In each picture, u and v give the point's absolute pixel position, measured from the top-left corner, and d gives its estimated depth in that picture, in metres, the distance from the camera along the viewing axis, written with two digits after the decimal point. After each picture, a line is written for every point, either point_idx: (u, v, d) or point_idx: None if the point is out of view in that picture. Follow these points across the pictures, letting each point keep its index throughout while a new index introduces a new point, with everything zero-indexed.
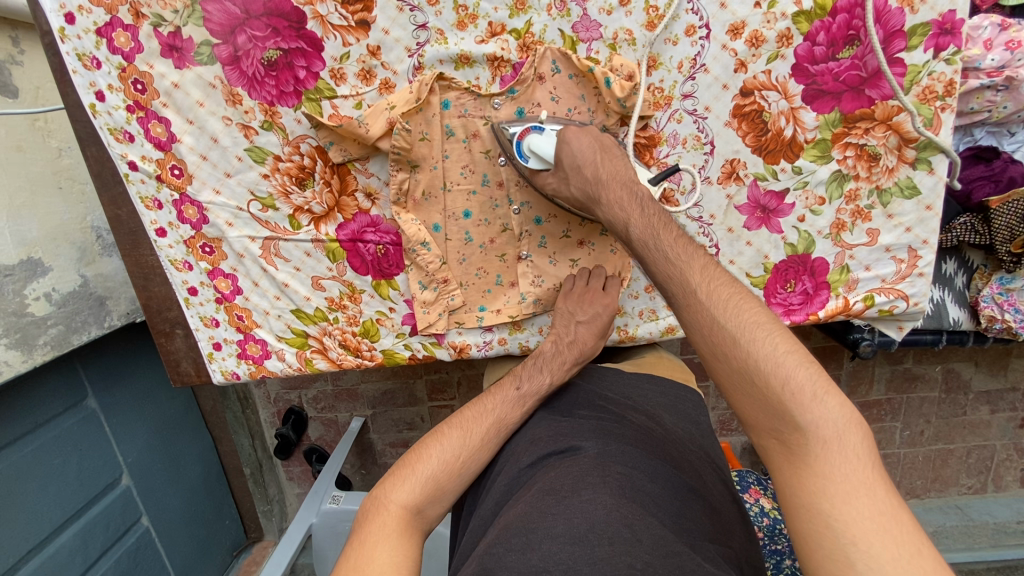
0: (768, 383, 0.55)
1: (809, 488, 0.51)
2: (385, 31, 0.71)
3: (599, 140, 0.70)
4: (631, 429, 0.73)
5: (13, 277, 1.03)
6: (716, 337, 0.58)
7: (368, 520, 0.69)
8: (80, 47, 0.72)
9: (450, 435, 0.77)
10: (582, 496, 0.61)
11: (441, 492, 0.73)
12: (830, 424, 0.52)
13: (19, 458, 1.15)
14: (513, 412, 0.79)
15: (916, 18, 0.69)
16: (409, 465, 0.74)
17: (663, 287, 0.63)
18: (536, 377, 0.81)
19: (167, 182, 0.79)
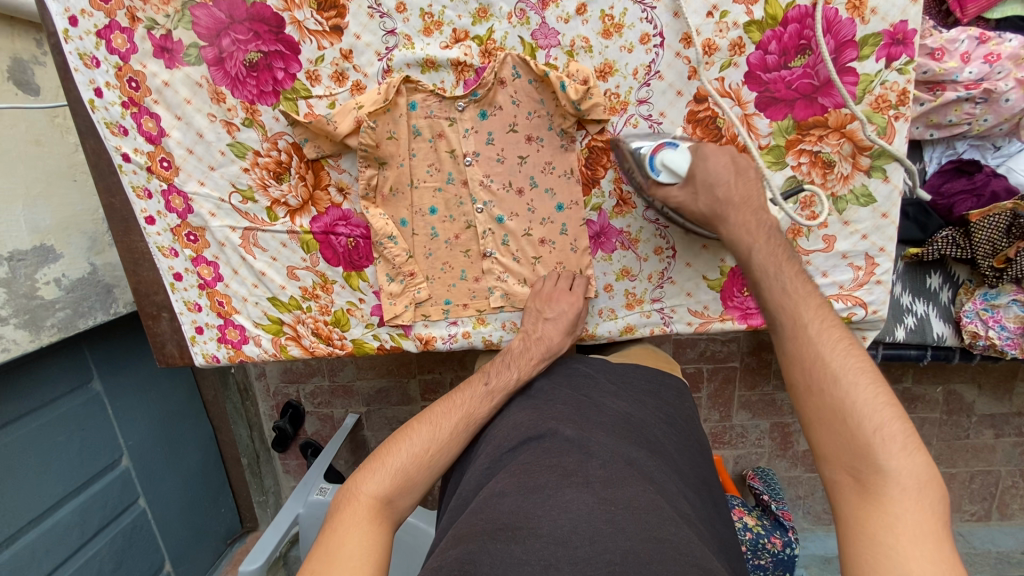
0: (861, 424, 0.56)
1: (876, 524, 0.52)
2: (357, 36, 0.76)
3: (735, 161, 0.71)
4: (607, 413, 0.76)
5: (25, 261, 1.10)
6: (815, 373, 0.59)
7: (341, 509, 0.71)
8: (81, 47, 0.79)
9: (419, 431, 0.77)
10: (564, 496, 0.62)
11: (412, 484, 0.74)
12: (911, 473, 0.53)
13: (24, 432, 1.21)
14: (483, 406, 0.81)
15: (867, 29, 0.70)
16: (379, 457, 0.75)
17: (769, 318, 0.65)
18: (504, 373, 0.82)
19: (156, 173, 0.85)
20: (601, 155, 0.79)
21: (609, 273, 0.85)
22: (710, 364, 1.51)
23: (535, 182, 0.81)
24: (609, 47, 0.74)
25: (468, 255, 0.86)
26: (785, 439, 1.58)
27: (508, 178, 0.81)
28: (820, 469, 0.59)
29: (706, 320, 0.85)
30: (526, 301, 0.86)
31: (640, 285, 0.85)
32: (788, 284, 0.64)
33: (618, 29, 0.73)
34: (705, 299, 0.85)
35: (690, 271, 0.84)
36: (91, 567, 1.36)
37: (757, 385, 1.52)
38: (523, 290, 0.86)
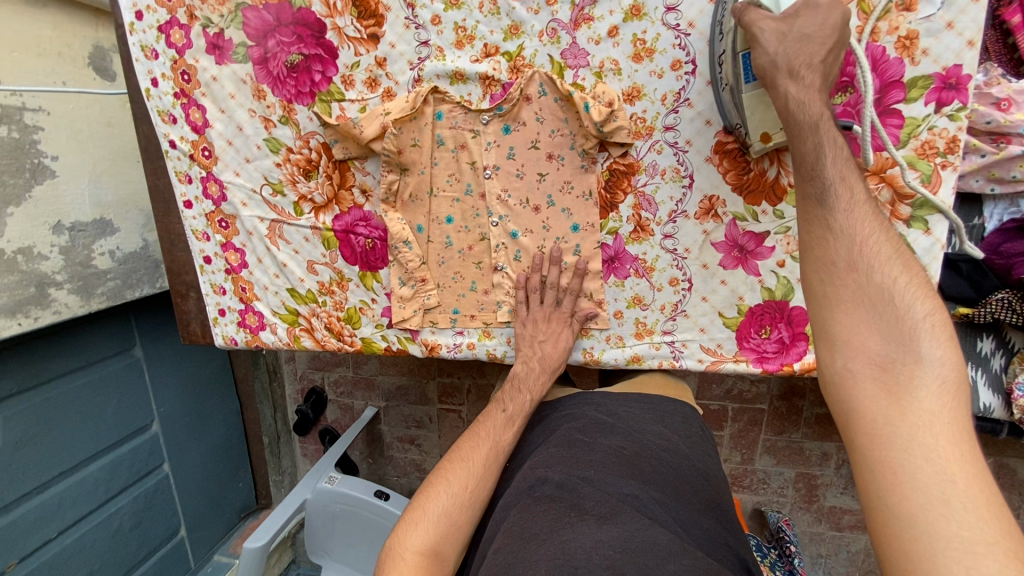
0: (906, 313, 0.52)
1: (912, 421, 0.49)
2: (392, 44, 0.78)
3: (843, 28, 0.56)
4: (598, 451, 0.72)
5: (85, 233, 1.19)
6: (865, 251, 0.54)
7: (386, 573, 0.65)
8: (144, 40, 0.86)
9: (453, 469, 0.74)
10: (564, 537, 0.58)
11: (458, 529, 0.70)
12: (953, 364, 0.50)
13: (67, 389, 1.30)
14: (506, 434, 0.80)
15: (916, 70, 0.66)
16: (420, 506, 0.71)
17: (816, 184, 0.56)
18: (518, 397, 0.82)
19: (198, 161, 0.90)
20: (621, 179, 0.77)
21: (620, 298, 0.83)
22: (736, 403, 1.45)
23: (552, 200, 0.80)
24: (639, 71, 0.72)
25: (488, 257, 0.85)
26: (811, 492, 1.49)
27: (525, 194, 0.81)
28: (835, 359, 0.55)
29: (719, 359, 0.81)
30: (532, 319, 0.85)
31: (652, 316, 0.82)
32: (846, 153, 0.56)
33: (650, 53, 0.71)
34: (719, 336, 0.81)
35: (706, 305, 0.80)
36: (112, 522, 1.44)
37: (785, 432, 1.44)
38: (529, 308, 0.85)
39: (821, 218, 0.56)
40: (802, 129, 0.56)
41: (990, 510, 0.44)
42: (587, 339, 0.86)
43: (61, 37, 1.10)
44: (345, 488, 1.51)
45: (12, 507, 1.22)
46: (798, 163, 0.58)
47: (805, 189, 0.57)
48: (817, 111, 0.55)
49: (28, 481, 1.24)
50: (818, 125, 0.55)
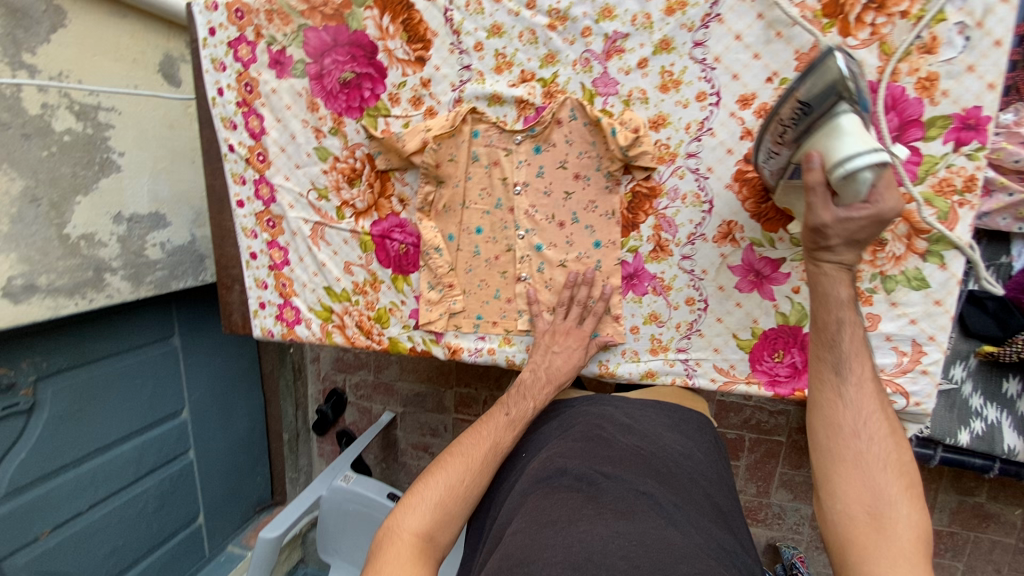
0: (895, 478, 0.62)
1: (889, 551, 0.58)
2: (436, 67, 0.84)
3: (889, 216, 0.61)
4: (616, 448, 0.75)
5: (141, 224, 1.28)
6: (867, 422, 0.64)
7: (383, 549, 0.70)
8: (215, 54, 0.96)
9: (452, 463, 0.78)
10: (581, 527, 0.61)
11: (451, 519, 0.73)
12: (922, 522, 0.60)
13: (110, 369, 1.39)
14: (507, 437, 0.82)
15: (936, 110, 0.69)
16: (416, 492, 0.76)
17: (835, 353, 0.66)
18: (521, 404, 0.84)
19: (252, 165, 0.98)
20: (644, 201, 0.81)
21: (637, 314, 0.86)
22: (753, 433, 1.44)
23: (577, 217, 0.84)
24: (665, 101, 0.77)
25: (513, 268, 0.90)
26: None
27: (552, 211, 0.85)
28: (832, 502, 0.64)
29: (731, 380, 0.83)
30: None
31: (667, 332, 0.85)
32: (861, 336, 0.66)
33: (676, 85, 0.76)
34: (732, 357, 0.83)
35: (720, 326, 0.83)
36: (137, 502, 1.51)
37: (802, 466, 1.42)
38: (551, 318, 0.89)
39: (834, 385, 0.66)
40: (827, 306, 0.66)
41: None
42: (603, 351, 0.89)
43: (136, 45, 1.21)
44: (360, 488, 1.56)
45: (51, 477, 1.29)
46: (820, 332, 0.68)
47: (823, 356, 0.67)
48: (843, 294, 0.66)
49: (68, 453, 1.32)
50: (843, 306, 0.65)
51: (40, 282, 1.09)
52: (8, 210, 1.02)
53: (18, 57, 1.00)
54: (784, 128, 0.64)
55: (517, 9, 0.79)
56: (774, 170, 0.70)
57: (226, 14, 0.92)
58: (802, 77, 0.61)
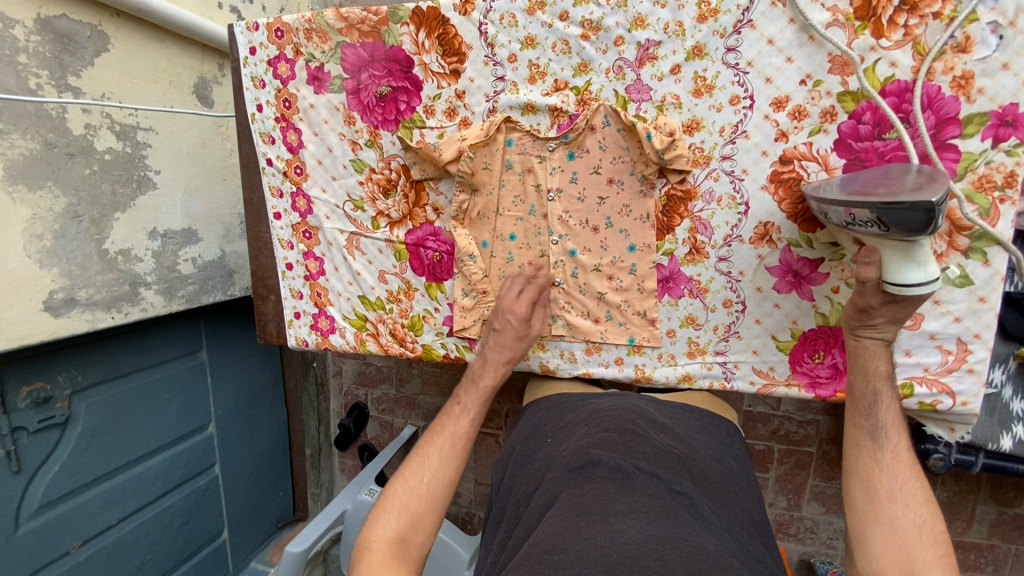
0: (930, 545, 0.61)
1: None
2: (471, 79, 0.87)
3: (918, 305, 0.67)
4: (652, 445, 0.71)
5: (174, 240, 1.32)
6: (903, 491, 0.65)
7: (357, 564, 0.68)
8: (255, 72, 0.99)
9: (412, 465, 0.78)
10: (613, 525, 0.58)
11: (421, 516, 0.73)
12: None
13: (141, 383, 1.40)
14: (463, 423, 0.83)
15: (973, 108, 0.69)
16: (381, 502, 0.75)
17: (872, 421, 0.70)
18: (473, 390, 0.86)
19: (290, 177, 1.01)
20: (679, 204, 0.82)
21: (673, 317, 0.86)
22: (782, 444, 1.42)
23: (611, 222, 0.85)
24: (698, 105, 0.78)
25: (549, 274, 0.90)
26: None
27: (586, 216, 0.86)
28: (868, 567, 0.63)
29: (771, 382, 0.83)
30: (588, 333, 0.90)
31: (705, 335, 0.85)
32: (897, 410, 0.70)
33: (709, 90, 0.77)
34: (772, 359, 0.83)
35: (758, 328, 0.82)
36: (164, 516, 1.51)
37: (834, 478, 1.39)
38: (586, 323, 0.90)
39: (870, 451, 0.69)
40: (858, 374, 0.71)
41: None
42: (639, 355, 0.89)
43: (173, 67, 1.25)
44: None
45: (81, 490, 1.30)
46: (857, 399, 0.71)
47: (861, 423, 0.71)
48: (883, 367, 0.70)
49: (99, 466, 1.32)
50: (880, 376, 0.70)
51: (80, 296, 1.12)
52: (52, 226, 1.06)
53: (64, 80, 1.04)
54: (849, 221, 0.63)
55: (551, 21, 0.81)
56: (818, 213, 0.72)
57: (266, 34, 0.96)
58: (891, 201, 0.56)
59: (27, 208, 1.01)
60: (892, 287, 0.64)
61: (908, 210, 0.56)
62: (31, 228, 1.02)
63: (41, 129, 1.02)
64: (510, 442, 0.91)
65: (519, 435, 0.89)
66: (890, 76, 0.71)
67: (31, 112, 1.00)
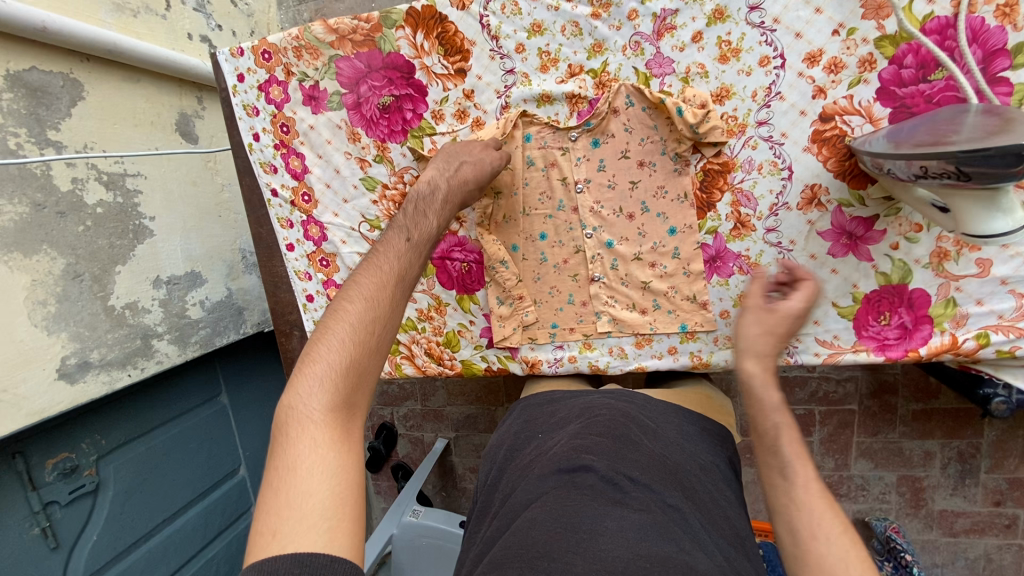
0: None
1: None
2: (478, 76, 0.82)
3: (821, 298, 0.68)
4: (643, 453, 0.65)
5: (179, 285, 1.25)
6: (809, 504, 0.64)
7: (288, 443, 0.51)
8: (246, 100, 0.94)
9: (353, 309, 0.58)
10: (601, 544, 0.53)
11: (368, 378, 0.56)
12: None
13: (167, 437, 1.35)
14: (412, 262, 0.64)
15: (1022, 36, 0.65)
16: (312, 360, 0.55)
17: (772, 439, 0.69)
18: (423, 223, 0.68)
19: (298, 206, 0.97)
20: (717, 177, 0.77)
21: (725, 298, 0.82)
22: (823, 405, 1.30)
23: (646, 206, 0.81)
24: (726, 72, 0.73)
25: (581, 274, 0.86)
26: (917, 496, 1.31)
27: (619, 204, 0.82)
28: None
29: (837, 351, 0.79)
30: (636, 326, 0.86)
31: None
32: None
33: (736, 53, 0.72)
34: (835, 327, 0.79)
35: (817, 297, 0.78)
36: (211, 567, 1.49)
37: (879, 433, 1.28)
38: (632, 315, 0.86)
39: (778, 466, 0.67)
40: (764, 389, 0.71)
41: None
42: (693, 342, 0.85)
43: (153, 107, 1.19)
44: (430, 521, 1.48)
45: (122, 556, 1.25)
46: None
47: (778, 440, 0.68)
48: None
49: (137, 529, 1.27)
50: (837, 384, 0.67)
51: (93, 357, 1.08)
52: (54, 290, 1.01)
53: (44, 136, 0.98)
54: (922, 173, 0.58)
55: (557, 3, 0.75)
56: (873, 167, 0.67)
57: (253, 57, 0.91)
58: (974, 148, 0.51)
59: (26, 275, 0.96)
60: (974, 236, 0.57)
61: (993, 157, 0.49)
62: (33, 295, 0.97)
63: (28, 191, 0.96)
64: (498, 435, 0.84)
65: (509, 428, 0.83)
66: (929, 13, 0.66)
67: (15, 175, 0.94)
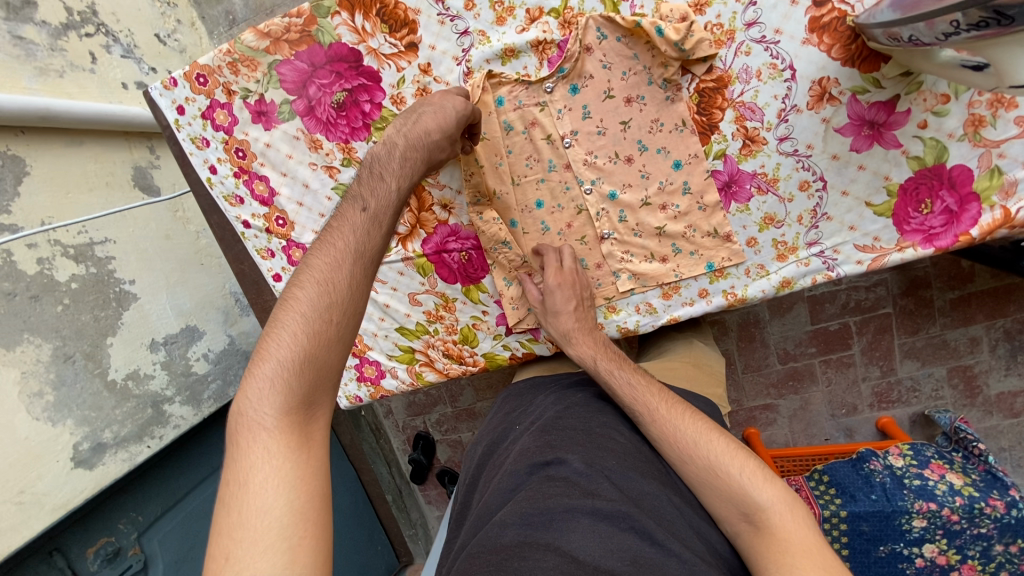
0: (737, 461, 0.57)
1: (773, 546, 0.51)
2: (432, 46, 0.74)
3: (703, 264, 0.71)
4: (616, 441, 0.61)
5: (177, 343, 1.18)
6: (684, 441, 0.60)
7: (241, 453, 0.45)
8: (192, 132, 0.87)
9: (305, 295, 0.51)
10: (570, 541, 0.48)
11: (330, 373, 0.50)
12: (778, 495, 0.54)
13: (201, 499, 1.28)
14: (375, 237, 0.55)
15: None
16: (264, 358, 0.49)
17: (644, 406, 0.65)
18: (378, 187, 0.58)
19: (275, 232, 0.90)
20: (714, 95, 0.70)
21: (750, 225, 0.76)
22: (857, 316, 1.23)
23: (644, 145, 0.74)
24: None
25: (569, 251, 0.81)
26: (971, 384, 1.23)
27: (613, 149, 0.75)
28: (762, 488, 0.54)
29: (881, 253, 0.72)
30: (659, 277, 0.80)
31: (791, 232, 0.75)
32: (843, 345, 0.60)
33: None
34: (873, 229, 0.72)
35: (848, 200, 0.72)
36: None
37: (920, 329, 1.21)
38: (652, 266, 0.80)
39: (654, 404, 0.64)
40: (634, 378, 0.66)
41: (817, 551, 0.50)
42: (724, 280, 0.79)
43: (103, 166, 1.11)
44: None
45: None
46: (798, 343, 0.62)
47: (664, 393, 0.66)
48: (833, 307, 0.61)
49: None
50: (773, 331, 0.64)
51: (106, 437, 1.03)
52: (47, 378, 0.95)
53: None
54: (952, 29, 0.50)
55: None
56: (887, 41, 0.60)
57: (188, 85, 0.83)
58: None
59: (14, 369, 0.90)
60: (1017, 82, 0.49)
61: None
62: (26, 388, 0.91)
63: None
64: (479, 432, 0.78)
65: (490, 424, 0.77)
66: None
67: None
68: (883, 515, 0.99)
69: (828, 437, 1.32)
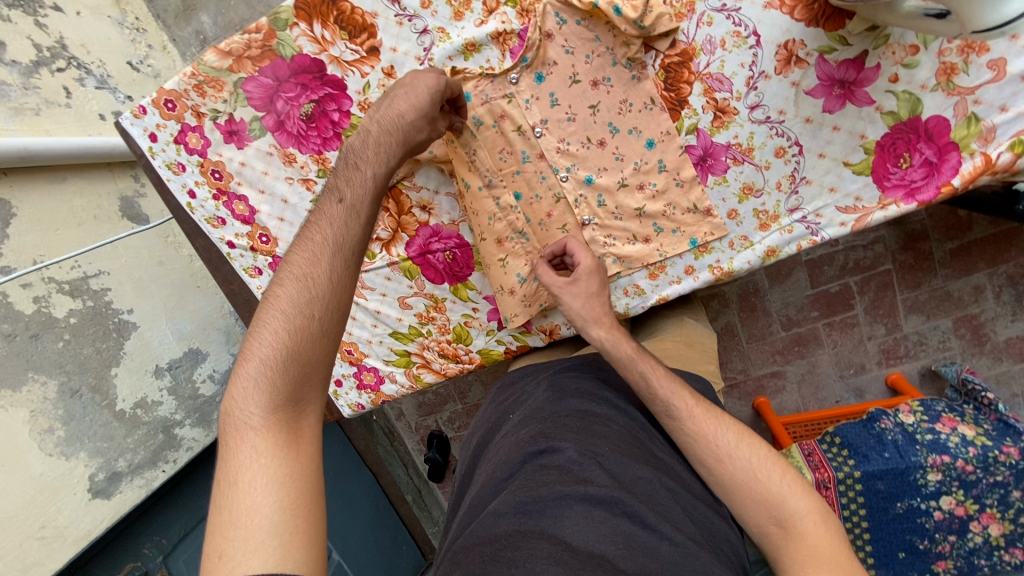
0: (776, 471, 0.58)
1: (803, 553, 0.54)
2: (393, 49, 0.74)
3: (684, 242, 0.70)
4: (610, 427, 0.61)
5: (182, 367, 1.17)
6: (719, 446, 0.60)
7: (230, 452, 0.46)
8: (167, 158, 0.85)
9: (285, 293, 0.51)
10: (563, 527, 0.49)
11: (314, 369, 0.50)
12: (812, 505, 0.56)
13: None
14: (354, 228, 0.54)
15: None
16: (250, 357, 0.49)
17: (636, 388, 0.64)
18: (355, 176, 0.56)
19: (259, 250, 0.91)
20: (680, 70, 0.70)
21: (729, 196, 0.75)
22: (857, 275, 1.23)
23: (614, 127, 0.73)
24: None
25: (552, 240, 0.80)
26: (978, 334, 1.21)
27: (585, 134, 0.74)
28: (799, 498, 0.56)
29: (864, 214, 0.71)
30: (644, 259, 0.79)
31: (771, 200, 0.74)
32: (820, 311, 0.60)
33: None
34: (853, 189, 0.71)
35: (826, 161, 0.71)
36: None
37: (921, 283, 1.20)
38: (635, 249, 0.79)
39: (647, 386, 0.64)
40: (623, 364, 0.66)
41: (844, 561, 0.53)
42: (709, 254, 0.78)
43: (89, 200, 1.12)
44: None
45: None
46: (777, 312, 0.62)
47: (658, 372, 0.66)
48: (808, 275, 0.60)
49: None
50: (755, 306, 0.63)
51: (121, 466, 1.04)
52: (56, 414, 0.96)
53: None
54: None
55: None
56: None
57: (157, 111, 0.83)
58: None
59: (22, 409, 0.92)
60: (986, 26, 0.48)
61: None
62: (36, 426, 0.93)
63: None
64: (477, 419, 0.79)
65: (485, 415, 0.77)
66: None
67: None
68: (898, 472, 0.98)
69: (838, 398, 1.29)
